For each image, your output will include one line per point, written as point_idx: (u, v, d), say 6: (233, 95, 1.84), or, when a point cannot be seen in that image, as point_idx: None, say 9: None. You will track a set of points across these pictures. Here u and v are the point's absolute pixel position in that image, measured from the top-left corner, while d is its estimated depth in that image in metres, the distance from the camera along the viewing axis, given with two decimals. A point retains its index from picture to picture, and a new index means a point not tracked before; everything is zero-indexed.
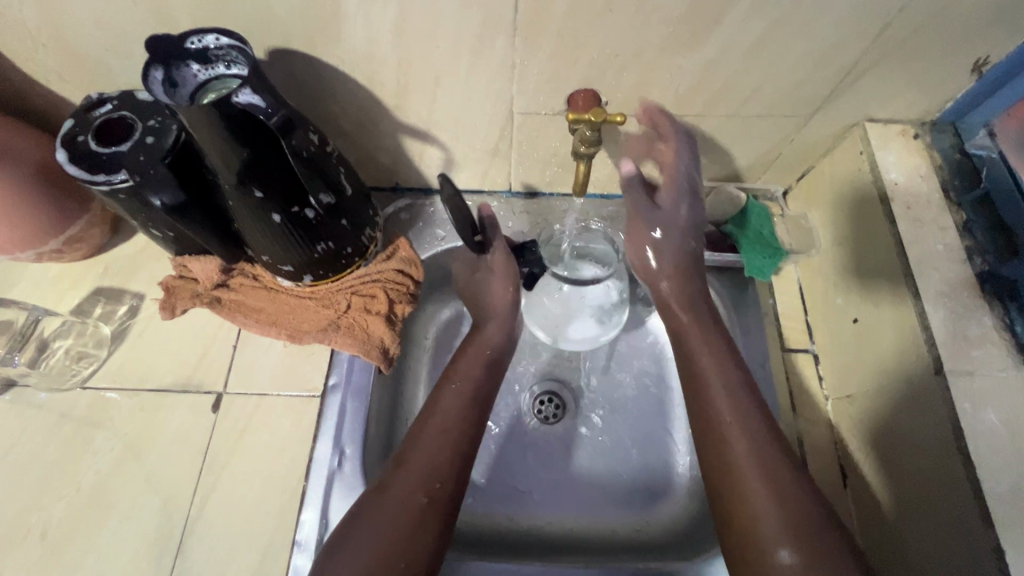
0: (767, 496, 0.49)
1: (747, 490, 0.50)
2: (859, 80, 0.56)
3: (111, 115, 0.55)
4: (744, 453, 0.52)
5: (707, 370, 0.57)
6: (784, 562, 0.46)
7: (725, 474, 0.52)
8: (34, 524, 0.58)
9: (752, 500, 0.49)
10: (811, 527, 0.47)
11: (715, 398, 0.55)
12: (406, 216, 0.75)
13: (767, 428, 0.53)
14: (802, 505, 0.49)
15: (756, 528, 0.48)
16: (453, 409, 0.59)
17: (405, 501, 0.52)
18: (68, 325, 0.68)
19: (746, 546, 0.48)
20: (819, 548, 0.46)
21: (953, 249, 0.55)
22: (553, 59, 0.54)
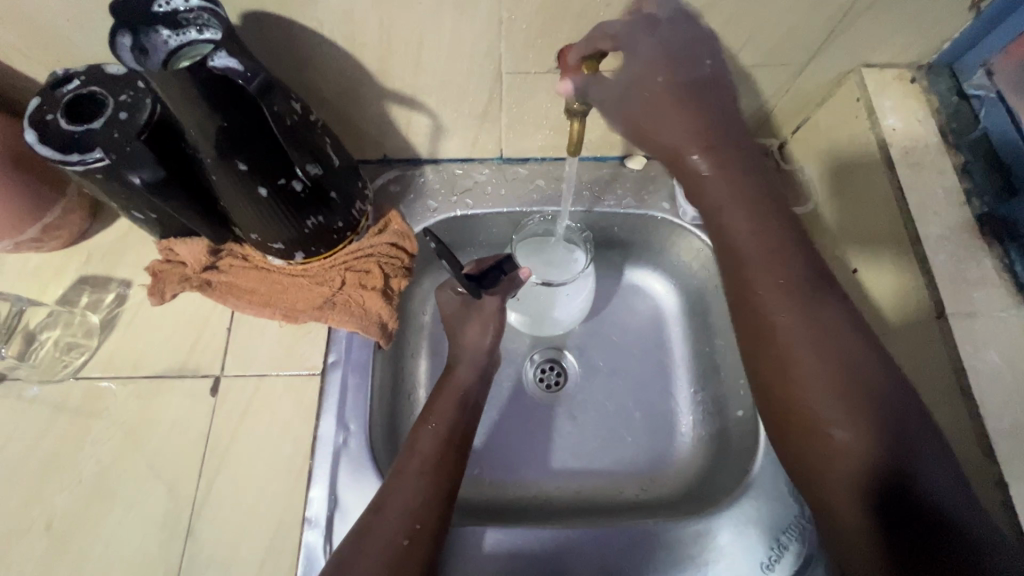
0: (815, 359, 0.48)
1: (795, 363, 0.48)
2: (856, 23, 0.54)
3: (81, 92, 0.53)
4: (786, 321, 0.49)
5: (759, 271, 0.52)
6: (836, 436, 0.45)
7: (777, 348, 0.49)
8: (38, 516, 0.57)
9: (800, 379, 0.48)
10: (864, 394, 0.46)
11: (759, 273, 0.52)
12: (396, 188, 0.73)
13: (817, 307, 0.49)
14: (865, 377, 0.46)
15: (796, 403, 0.48)
16: (431, 449, 0.55)
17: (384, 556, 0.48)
18: (55, 315, 0.66)
19: (794, 420, 0.48)
20: (871, 423, 0.44)
21: (951, 192, 0.54)
22: (541, 13, 0.52)
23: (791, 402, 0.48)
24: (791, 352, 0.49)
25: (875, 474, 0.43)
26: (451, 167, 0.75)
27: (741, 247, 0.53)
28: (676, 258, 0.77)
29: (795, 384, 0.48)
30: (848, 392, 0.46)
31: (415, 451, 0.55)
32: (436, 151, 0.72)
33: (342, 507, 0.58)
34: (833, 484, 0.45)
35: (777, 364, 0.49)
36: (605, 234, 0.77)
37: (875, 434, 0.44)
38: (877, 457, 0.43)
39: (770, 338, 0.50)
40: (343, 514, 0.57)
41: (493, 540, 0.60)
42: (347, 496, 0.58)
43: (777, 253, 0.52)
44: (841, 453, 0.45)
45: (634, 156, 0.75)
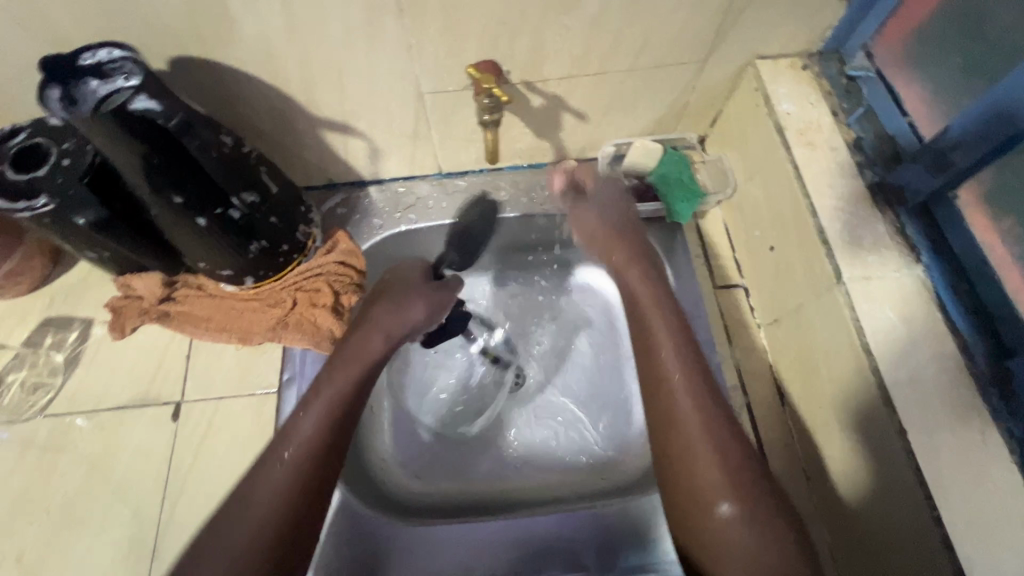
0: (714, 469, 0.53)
1: (693, 457, 0.54)
2: (739, 19, 0.59)
3: (26, 143, 0.56)
4: (705, 447, 0.54)
5: (680, 389, 0.57)
6: (724, 516, 0.51)
7: (679, 435, 0.55)
8: (9, 550, 0.59)
9: (692, 479, 0.53)
10: (751, 491, 0.51)
11: (676, 385, 0.58)
12: (343, 210, 0.77)
13: (725, 425, 0.55)
14: (755, 486, 0.52)
15: (697, 485, 0.53)
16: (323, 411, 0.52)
17: (291, 489, 0.48)
18: (21, 357, 0.69)
19: (688, 500, 0.53)
20: (758, 511, 0.50)
21: (845, 166, 0.58)
22: (444, 36, 0.56)
23: (690, 492, 0.53)
24: (682, 448, 0.55)
25: (748, 551, 0.48)
26: (394, 186, 0.79)
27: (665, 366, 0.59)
28: None
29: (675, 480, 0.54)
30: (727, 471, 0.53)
31: (326, 387, 0.53)
32: (377, 172, 0.77)
33: None
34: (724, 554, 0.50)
35: (680, 456, 0.54)
36: (549, 237, 0.80)
37: (761, 521, 0.50)
38: (756, 536, 0.49)
39: (672, 453, 0.55)
40: None
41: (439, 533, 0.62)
42: None
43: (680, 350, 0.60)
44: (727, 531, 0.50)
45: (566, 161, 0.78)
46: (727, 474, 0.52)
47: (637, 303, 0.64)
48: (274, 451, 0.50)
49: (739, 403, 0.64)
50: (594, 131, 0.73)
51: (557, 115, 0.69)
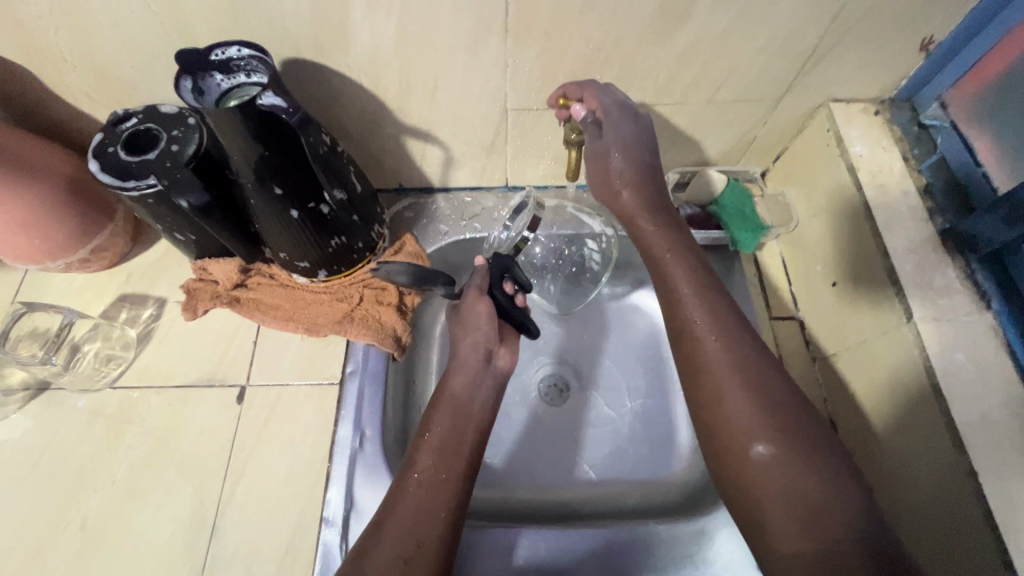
0: (743, 392, 0.49)
1: (727, 401, 0.50)
2: (820, 63, 0.62)
3: (138, 128, 0.60)
4: (714, 353, 0.52)
5: (702, 333, 0.53)
6: (760, 457, 0.47)
7: (708, 382, 0.51)
8: (74, 515, 0.61)
9: (734, 412, 0.49)
10: (797, 427, 0.47)
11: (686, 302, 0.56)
12: (410, 214, 0.80)
13: (752, 356, 0.52)
14: (794, 418, 0.48)
15: (730, 425, 0.49)
16: (430, 465, 0.57)
17: (426, 532, 0.52)
18: (96, 330, 0.71)
19: (726, 448, 0.49)
20: (800, 451, 0.46)
21: (915, 210, 0.60)
22: (541, 58, 0.59)
23: (722, 430, 0.49)
24: (715, 393, 0.50)
25: (783, 472, 0.45)
26: (461, 195, 0.81)
27: (685, 305, 0.56)
28: None
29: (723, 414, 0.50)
30: (757, 382, 0.50)
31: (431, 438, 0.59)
32: (447, 180, 0.79)
33: (357, 508, 0.61)
34: (762, 490, 0.46)
35: (715, 400, 0.50)
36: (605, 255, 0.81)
37: (803, 455, 0.45)
38: (801, 476, 0.45)
39: (716, 391, 0.51)
40: (359, 515, 0.60)
41: (526, 544, 0.62)
42: (363, 498, 0.61)
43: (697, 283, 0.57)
44: (768, 473, 0.46)
45: None
46: (764, 403, 0.49)
47: (653, 253, 0.60)
48: (403, 492, 0.55)
49: None
50: (662, 157, 0.76)
51: None
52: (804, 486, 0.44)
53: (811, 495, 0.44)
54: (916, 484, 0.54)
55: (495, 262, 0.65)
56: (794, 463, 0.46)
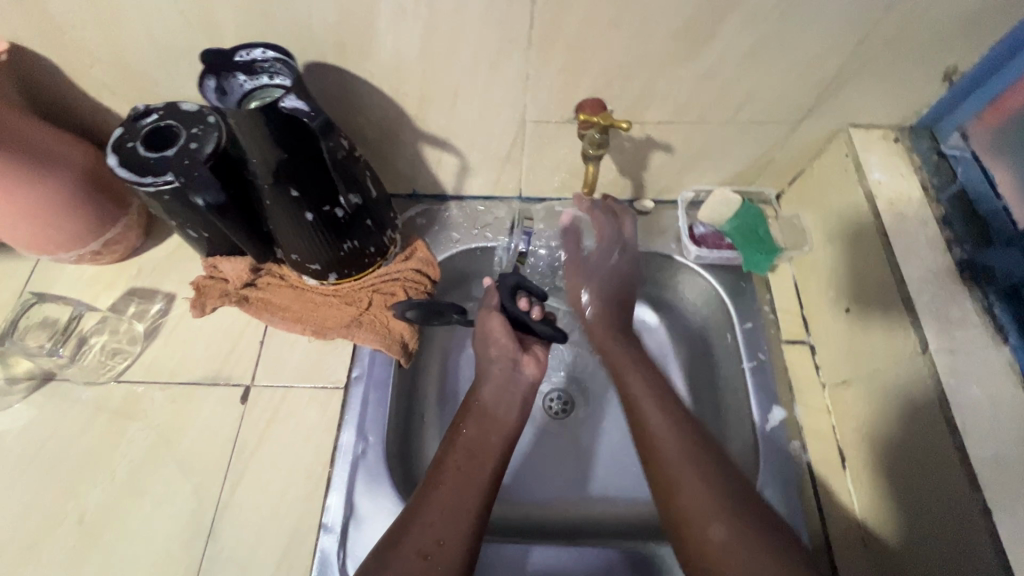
0: (698, 479, 0.53)
1: (681, 486, 0.53)
2: (842, 88, 0.62)
3: (158, 124, 0.60)
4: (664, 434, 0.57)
5: (652, 419, 0.59)
6: (717, 539, 0.50)
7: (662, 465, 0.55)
8: (72, 509, 0.61)
9: (683, 493, 0.53)
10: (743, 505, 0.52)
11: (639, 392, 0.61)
12: (422, 220, 0.80)
13: (693, 436, 0.57)
14: (742, 503, 0.52)
15: (682, 506, 0.53)
16: (457, 466, 0.56)
17: (448, 531, 0.51)
18: (103, 322, 0.71)
19: (687, 526, 0.52)
20: (747, 529, 0.50)
21: (933, 240, 0.60)
22: (563, 71, 0.59)
23: (683, 513, 0.52)
24: (670, 475, 0.54)
25: (735, 553, 0.49)
26: (474, 204, 0.81)
27: (637, 397, 0.62)
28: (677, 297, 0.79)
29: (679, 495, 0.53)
30: (707, 472, 0.54)
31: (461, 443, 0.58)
32: (460, 188, 0.79)
33: (357, 515, 0.60)
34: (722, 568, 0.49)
35: (667, 484, 0.54)
36: None
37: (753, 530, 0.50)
38: (753, 555, 0.49)
39: (668, 464, 0.55)
40: (358, 523, 0.60)
41: (536, 559, 0.62)
42: (363, 505, 0.61)
43: (655, 387, 0.62)
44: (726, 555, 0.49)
45: (641, 199, 0.79)
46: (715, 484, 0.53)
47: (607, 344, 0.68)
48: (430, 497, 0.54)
49: (802, 460, 0.63)
50: (677, 175, 0.75)
51: (646, 156, 0.72)
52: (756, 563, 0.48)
53: (763, 565, 0.48)
54: (927, 519, 0.53)
55: (503, 283, 0.68)
56: (744, 538, 0.50)
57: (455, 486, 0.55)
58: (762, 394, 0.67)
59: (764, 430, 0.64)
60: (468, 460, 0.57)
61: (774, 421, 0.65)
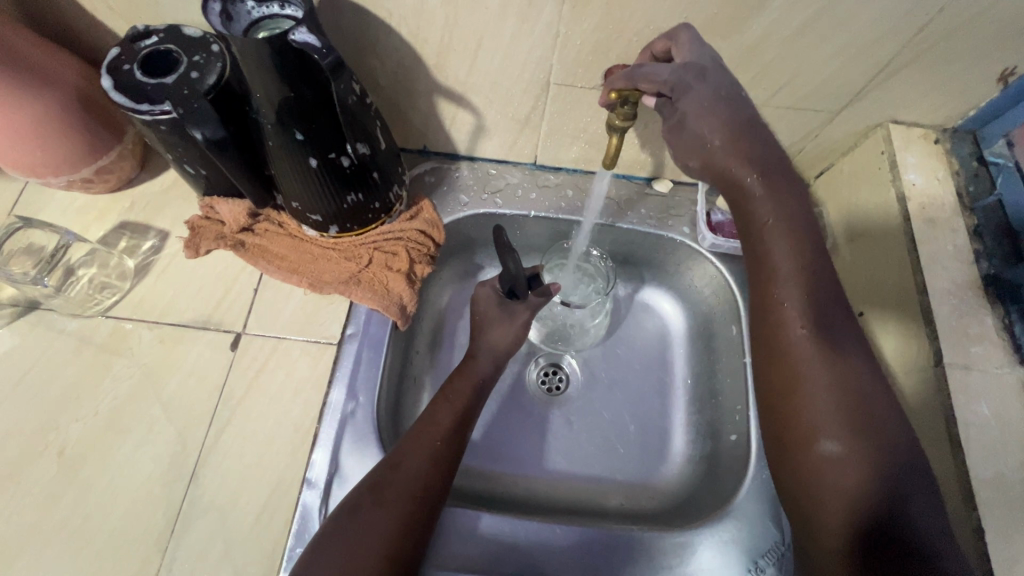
0: (821, 374, 0.49)
1: (802, 388, 0.49)
2: (889, 79, 0.58)
3: (156, 48, 0.56)
4: (803, 337, 0.50)
5: (793, 318, 0.51)
6: (827, 456, 0.47)
7: (788, 365, 0.50)
8: (53, 441, 0.60)
9: (807, 408, 0.49)
10: (867, 425, 0.47)
11: (783, 278, 0.51)
12: (431, 179, 0.77)
13: (841, 323, 0.50)
14: (872, 418, 0.47)
15: (799, 420, 0.49)
16: (428, 431, 0.57)
17: (404, 488, 0.53)
18: (92, 254, 0.69)
19: (788, 422, 0.50)
20: (867, 454, 0.46)
21: (961, 249, 0.57)
22: (596, 32, 0.55)
23: (791, 418, 0.49)
24: (795, 383, 0.50)
25: (843, 478, 0.46)
26: (486, 166, 0.78)
27: (778, 287, 0.52)
28: (688, 281, 0.80)
29: (801, 400, 0.49)
30: (837, 376, 0.48)
31: (439, 412, 0.59)
32: (473, 149, 0.76)
33: (342, 473, 0.59)
34: (807, 479, 0.48)
35: (791, 393, 0.50)
36: (626, 249, 0.80)
37: (868, 453, 0.46)
38: (865, 474, 0.45)
39: (789, 363, 0.50)
40: (342, 481, 0.59)
41: (485, 525, 0.63)
42: (349, 464, 0.60)
43: (804, 283, 0.51)
44: (829, 474, 0.46)
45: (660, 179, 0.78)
46: (843, 392, 0.48)
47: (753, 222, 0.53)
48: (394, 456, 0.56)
49: None
50: None
51: None
52: (870, 482, 0.45)
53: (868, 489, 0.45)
54: None
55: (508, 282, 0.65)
56: (861, 457, 0.46)
57: (417, 452, 0.55)
58: None
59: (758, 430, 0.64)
60: (437, 430, 0.57)
61: None
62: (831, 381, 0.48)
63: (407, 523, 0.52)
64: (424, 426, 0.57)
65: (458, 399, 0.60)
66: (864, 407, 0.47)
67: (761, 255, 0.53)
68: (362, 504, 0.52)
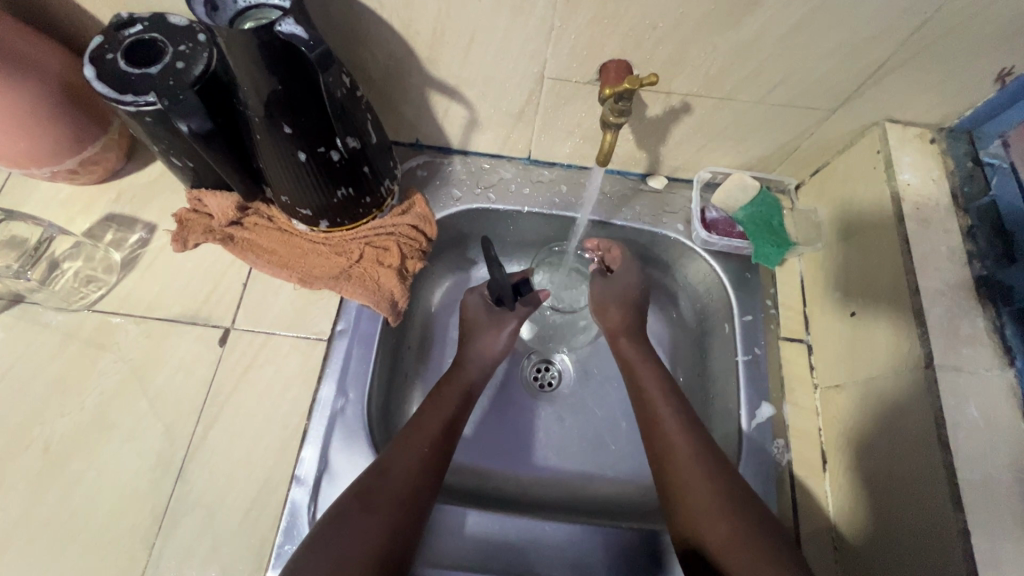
0: (697, 468, 0.56)
1: (687, 478, 0.56)
2: (886, 78, 0.57)
3: (141, 37, 0.55)
4: (675, 431, 0.59)
5: (669, 423, 0.60)
6: (718, 536, 0.52)
7: (670, 470, 0.57)
8: (38, 437, 0.59)
9: (689, 493, 0.55)
10: (740, 503, 0.54)
11: (665, 420, 0.61)
12: (423, 173, 0.76)
13: (699, 429, 0.60)
14: (739, 494, 0.54)
15: (690, 507, 0.55)
16: (417, 437, 0.57)
17: (393, 491, 0.53)
18: (78, 247, 0.68)
19: (685, 518, 0.55)
20: (749, 528, 0.52)
21: (955, 250, 0.57)
22: (590, 25, 0.54)
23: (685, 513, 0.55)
24: (681, 477, 0.56)
25: (741, 554, 0.50)
26: (479, 161, 0.77)
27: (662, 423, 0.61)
28: (682, 277, 0.77)
29: (686, 492, 0.55)
30: (709, 465, 0.56)
31: (427, 417, 0.60)
32: (466, 143, 0.75)
33: (331, 470, 0.59)
34: (717, 563, 0.51)
35: (677, 483, 0.56)
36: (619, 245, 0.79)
37: (749, 528, 0.52)
38: (751, 548, 0.51)
39: (673, 462, 0.58)
40: (332, 477, 0.59)
41: (472, 522, 0.63)
42: (339, 461, 0.60)
43: (676, 407, 0.62)
44: (728, 554, 0.51)
45: (656, 175, 0.77)
46: (711, 472, 0.56)
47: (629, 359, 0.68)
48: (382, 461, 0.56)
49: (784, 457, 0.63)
50: (697, 153, 0.71)
51: (667, 127, 0.67)
52: (765, 555, 0.50)
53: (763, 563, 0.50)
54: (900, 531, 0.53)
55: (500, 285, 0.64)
56: (742, 529, 0.52)
57: (407, 455, 0.56)
58: (753, 390, 0.66)
59: (751, 428, 0.64)
60: (426, 436, 0.58)
61: (760, 418, 0.64)
62: (701, 465, 0.56)
63: (398, 525, 0.52)
64: (412, 431, 0.58)
65: (444, 406, 0.61)
66: (732, 488, 0.55)
67: (639, 383, 0.65)
68: (350, 507, 0.52)
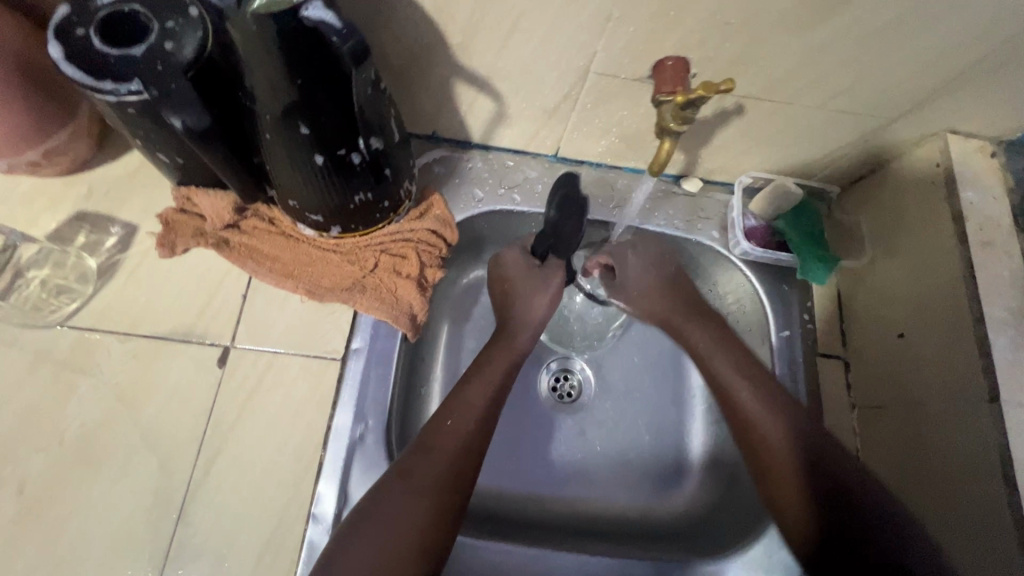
0: (774, 418, 0.57)
1: (763, 433, 0.57)
2: (959, 88, 0.53)
3: (117, 8, 0.45)
4: (744, 389, 0.59)
5: (737, 379, 0.59)
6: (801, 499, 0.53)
7: (750, 427, 0.57)
8: (11, 475, 0.52)
9: (771, 446, 0.56)
10: (817, 451, 0.55)
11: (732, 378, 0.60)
12: (440, 169, 0.68)
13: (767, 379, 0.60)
14: (815, 443, 0.56)
15: (775, 459, 0.55)
16: (462, 425, 0.54)
17: (442, 475, 0.51)
18: (46, 253, 0.59)
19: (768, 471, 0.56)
20: (837, 476, 0.53)
21: (1018, 276, 0.54)
22: (654, 18, 0.47)
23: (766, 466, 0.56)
24: (760, 431, 0.57)
25: (831, 502, 0.52)
26: (502, 157, 0.70)
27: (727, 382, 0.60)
28: (711, 284, 0.72)
29: (766, 447, 0.56)
30: (784, 414, 0.57)
31: (468, 393, 0.56)
32: (489, 137, 0.68)
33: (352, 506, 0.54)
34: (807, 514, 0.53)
35: (756, 436, 0.57)
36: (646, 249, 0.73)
37: (831, 477, 0.53)
38: (841, 503, 0.52)
39: (748, 418, 0.58)
40: None
41: (496, 551, 0.59)
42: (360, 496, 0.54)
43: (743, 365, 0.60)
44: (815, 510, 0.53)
45: (690, 177, 0.71)
46: (788, 422, 0.57)
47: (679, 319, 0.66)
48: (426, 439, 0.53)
49: None
50: (740, 157, 0.66)
51: (714, 130, 0.61)
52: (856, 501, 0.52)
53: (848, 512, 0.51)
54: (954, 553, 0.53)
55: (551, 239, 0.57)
56: (824, 477, 0.53)
57: (453, 433, 0.53)
58: None
59: None
60: (472, 412, 0.55)
61: None
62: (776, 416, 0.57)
63: (451, 513, 0.50)
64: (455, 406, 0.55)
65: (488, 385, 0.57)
66: (809, 435, 0.56)
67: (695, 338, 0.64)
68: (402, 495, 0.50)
